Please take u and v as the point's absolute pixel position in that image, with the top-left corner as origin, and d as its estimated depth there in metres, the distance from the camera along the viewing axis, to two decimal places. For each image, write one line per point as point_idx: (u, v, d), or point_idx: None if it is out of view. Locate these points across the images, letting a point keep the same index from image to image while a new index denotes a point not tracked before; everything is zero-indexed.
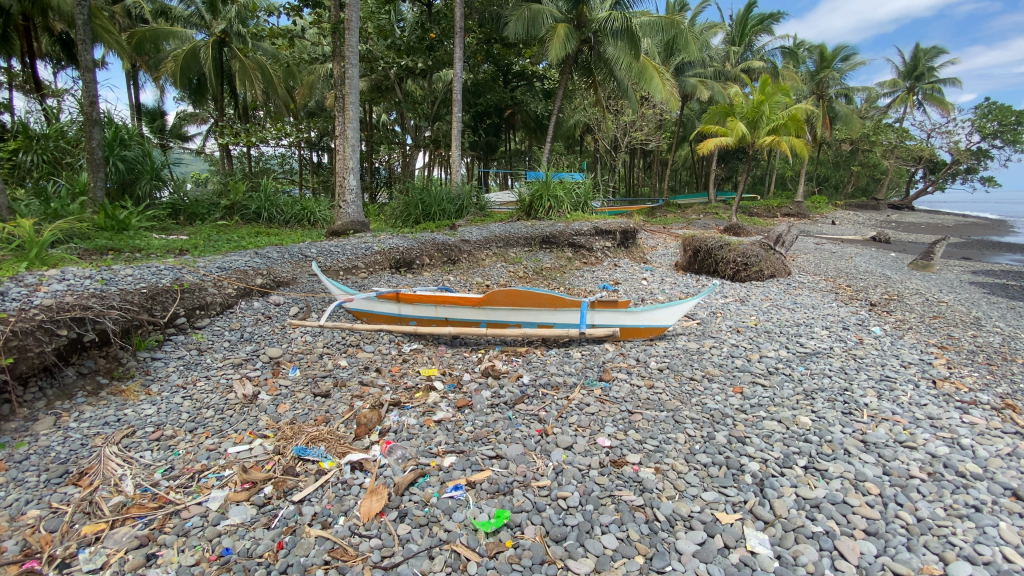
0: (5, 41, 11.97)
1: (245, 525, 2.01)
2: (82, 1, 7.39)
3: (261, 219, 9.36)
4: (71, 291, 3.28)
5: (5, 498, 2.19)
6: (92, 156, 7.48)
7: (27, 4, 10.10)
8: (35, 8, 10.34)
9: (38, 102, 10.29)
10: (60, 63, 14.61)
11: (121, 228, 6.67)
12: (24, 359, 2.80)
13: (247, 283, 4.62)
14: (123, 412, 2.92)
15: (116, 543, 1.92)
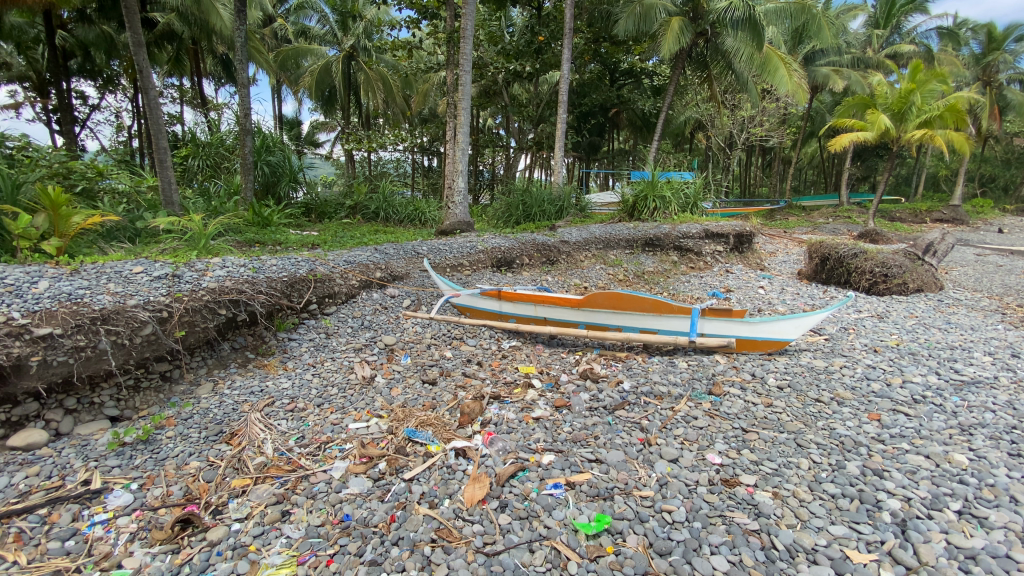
0: (179, 62, 14.23)
1: (363, 496, 2.19)
2: (239, 27, 8.55)
3: (378, 217, 10.15)
4: (229, 276, 3.80)
5: (175, 448, 2.61)
6: (244, 161, 8.51)
7: (196, 31, 11.94)
8: (202, 34, 12.17)
9: (206, 115, 12.09)
10: (221, 81, 17.04)
11: (264, 225, 7.60)
12: (192, 333, 3.30)
13: (368, 275, 5.03)
14: (265, 383, 3.33)
15: (258, 497, 2.20)
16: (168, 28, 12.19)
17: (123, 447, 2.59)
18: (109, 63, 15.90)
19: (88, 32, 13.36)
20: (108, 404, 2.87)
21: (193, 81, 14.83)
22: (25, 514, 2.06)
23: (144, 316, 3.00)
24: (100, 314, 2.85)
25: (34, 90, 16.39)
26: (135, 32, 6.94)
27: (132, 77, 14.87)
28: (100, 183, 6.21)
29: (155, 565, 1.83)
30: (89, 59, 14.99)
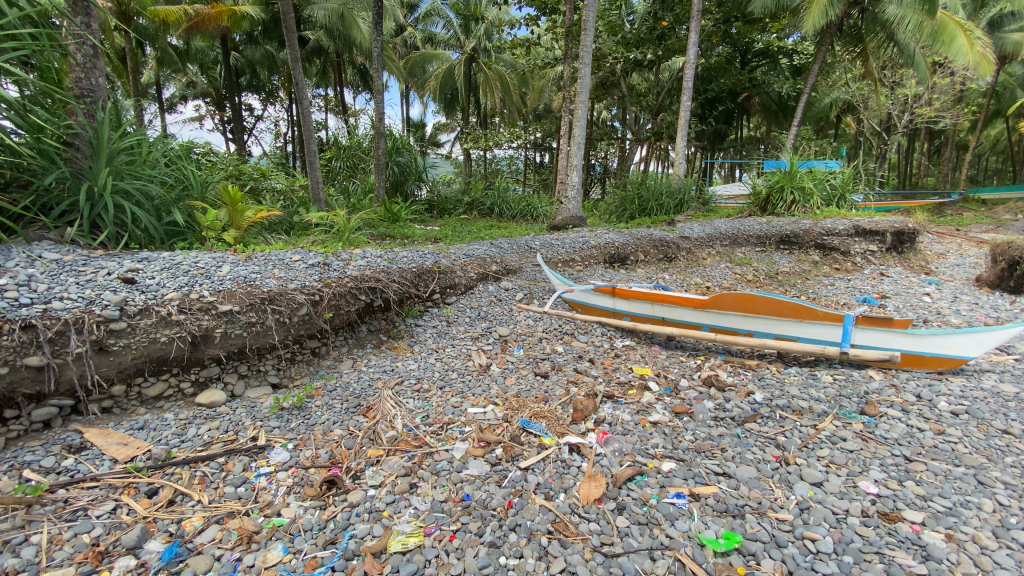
0: (326, 74, 16.02)
1: (482, 478, 2.29)
2: (376, 38, 9.36)
3: (494, 213, 10.50)
4: (368, 265, 4.18)
5: (322, 416, 2.95)
6: (377, 161, 9.33)
7: (339, 44, 13.43)
8: (345, 47, 13.62)
9: (347, 121, 13.46)
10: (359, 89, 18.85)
11: (394, 220, 8.24)
12: (338, 314, 3.70)
13: (485, 268, 5.23)
14: (395, 364, 3.63)
15: (390, 468, 2.40)
16: (318, 44, 13.97)
17: (282, 411, 2.97)
18: (270, 78, 18.41)
19: (255, 52, 15.60)
20: (270, 372, 3.33)
21: (337, 90, 16.60)
22: (208, 461, 2.45)
23: (301, 298, 3.43)
24: (268, 295, 3.31)
25: (216, 106, 19.51)
26: (293, 49, 7.95)
27: (288, 89, 17.02)
28: (263, 184, 7.19)
29: (306, 517, 2.08)
30: (256, 75, 17.48)
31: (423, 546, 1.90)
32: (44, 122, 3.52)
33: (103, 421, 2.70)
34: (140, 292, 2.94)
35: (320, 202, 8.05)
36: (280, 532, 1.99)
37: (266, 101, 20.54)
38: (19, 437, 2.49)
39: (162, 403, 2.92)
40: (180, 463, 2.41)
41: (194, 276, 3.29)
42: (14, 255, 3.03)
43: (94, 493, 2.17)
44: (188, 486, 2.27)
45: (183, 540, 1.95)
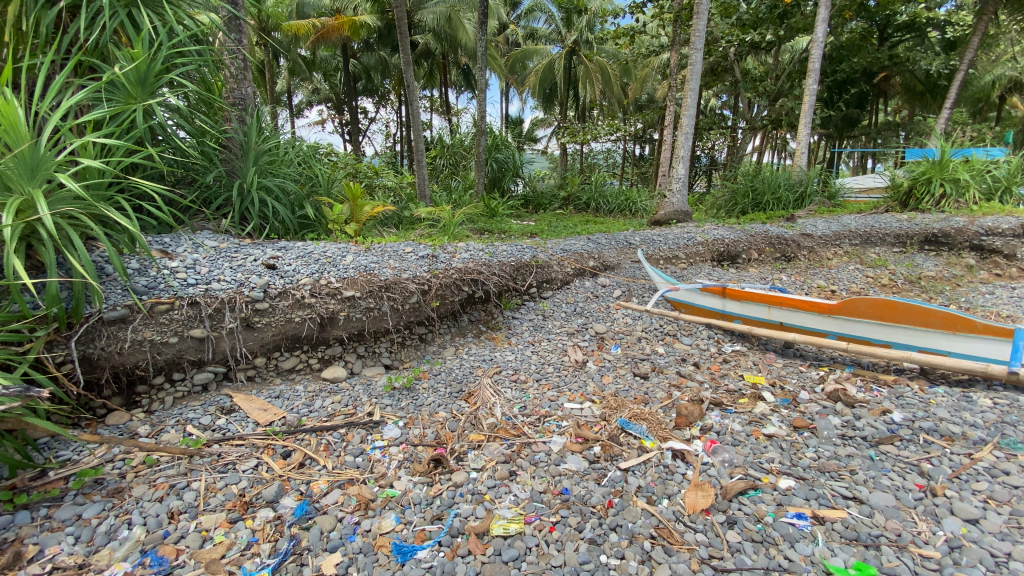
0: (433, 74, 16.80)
1: (580, 474, 2.29)
2: (480, 37, 9.63)
3: (590, 209, 10.40)
4: (471, 258, 4.34)
5: (429, 398, 3.12)
6: (478, 157, 9.62)
7: (446, 46, 14.01)
8: (451, 48, 14.18)
9: (452, 119, 14.07)
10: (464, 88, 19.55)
11: (492, 214, 8.47)
12: (444, 303, 3.89)
13: (583, 264, 5.20)
14: (494, 354, 3.74)
15: (491, 454, 2.48)
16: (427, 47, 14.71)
17: (394, 390, 3.20)
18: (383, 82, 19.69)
19: (370, 57, 17.19)
20: (384, 354, 3.60)
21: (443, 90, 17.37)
22: (331, 431, 2.71)
23: (412, 287, 3.67)
24: (384, 283, 3.58)
25: (336, 110, 21.36)
26: (405, 54, 8.46)
27: (399, 92, 18.11)
28: (376, 181, 7.74)
29: (415, 492, 2.22)
30: (370, 80, 18.81)
31: (524, 533, 1.95)
32: (205, 127, 4.09)
33: (248, 387, 3.09)
34: (279, 277, 3.32)
35: (425, 198, 8.53)
36: (393, 503, 2.15)
37: (379, 103, 22.10)
38: (184, 396, 2.94)
39: (294, 375, 3.27)
40: (308, 431, 2.69)
41: (323, 264, 3.64)
42: (183, 241, 3.56)
43: (241, 451, 2.50)
44: (315, 451, 2.53)
45: (311, 499, 2.17)
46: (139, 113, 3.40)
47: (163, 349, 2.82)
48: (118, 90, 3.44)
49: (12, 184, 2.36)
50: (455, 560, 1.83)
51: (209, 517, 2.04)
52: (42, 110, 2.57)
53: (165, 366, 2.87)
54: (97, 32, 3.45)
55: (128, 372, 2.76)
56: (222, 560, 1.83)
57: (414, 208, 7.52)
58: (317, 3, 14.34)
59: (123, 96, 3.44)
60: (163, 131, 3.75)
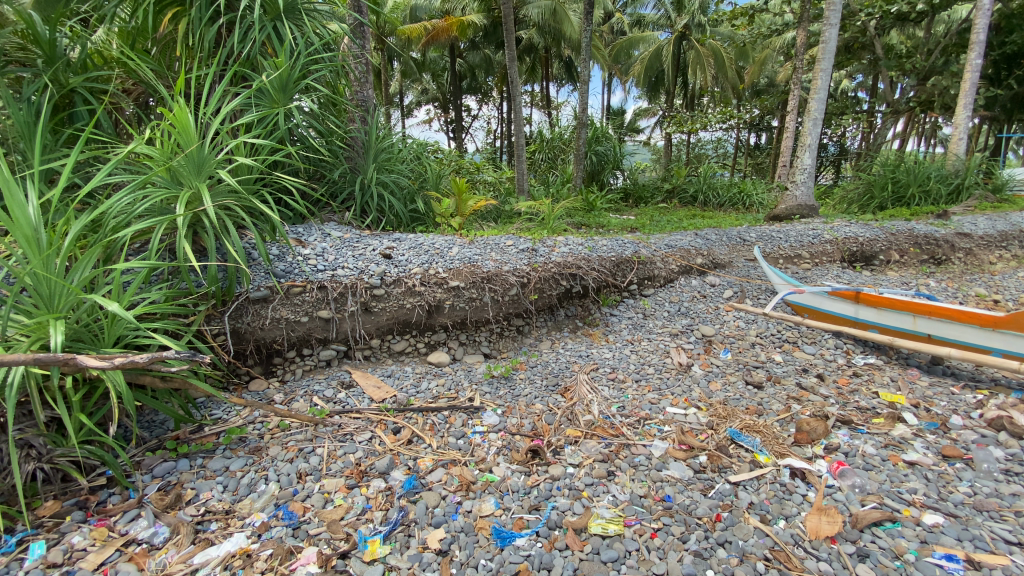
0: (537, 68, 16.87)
1: (684, 482, 2.19)
2: (585, 28, 9.48)
3: (696, 203, 9.87)
4: (571, 252, 4.30)
5: (526, 389, 3.17)
6: (577, 150, 9.50)
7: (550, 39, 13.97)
8: (555, 41, 14.11)
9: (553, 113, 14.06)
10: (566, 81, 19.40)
11: (590, 208, 8.36)
12: (543, 296, 3.92)
13: (689, 261, 4.95)
14: (591, 350, 3.70)
15: (588, 450, 2.47)
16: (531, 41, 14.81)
17: (492, 378, 3.30)
18: (486, 79, 20.17)
19: (475, 56, 17.80)
20: (483, 343, 3.71)
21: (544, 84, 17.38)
22: (436, 412, 2.86)
23: (512, 280, 3.75)
24: (487, 275, 3.70)
25: (442, 109, 22.32)
26: (509, 50, 8.60)
27: (502, 88, 18.43)
28: (477, 176, 7.97)
29: (514, 479, 2.27)
30: (475, 77, 19.37)
31: (623, 536, 1.91)
32: (334, 127, 4.48)
33: (364, 365, 3.36)
34: (394, 266, 3.55)
35: (524, 192, 8.63)
36: (493, 487, 2.22)
37: (481, 100, 22.77)
38: (311, 369, 3.27)
39: (403, 357, 3.50)
40: (415, 410, 2.86)
41: (432, 254, 3.83)
42: (313, 231, 3.95)
43: (357, 423, 2.73)
44: (421, 430, 2.69)
45: (418, 475, 2.30)
46: (281, 115, 3.82)
47: (295, 326, 3.16)
48: (264, 96, 3.89)
49: (183, 179, 2.76)
50: (553, 552, 1.85)
51: (330, 481, 2.26)
52: (206, 115, 2.99)
53: (297, 342, 3.22)
54: (249, 44, 3.92)
55: (267, 345, 3.13)
56: (342, 521, 2.01)
57: (514, 203, 7.63)
58: (429, 7, 15.09)
59: (269, 101, 3.88)
60: (299, 132, 4.18)
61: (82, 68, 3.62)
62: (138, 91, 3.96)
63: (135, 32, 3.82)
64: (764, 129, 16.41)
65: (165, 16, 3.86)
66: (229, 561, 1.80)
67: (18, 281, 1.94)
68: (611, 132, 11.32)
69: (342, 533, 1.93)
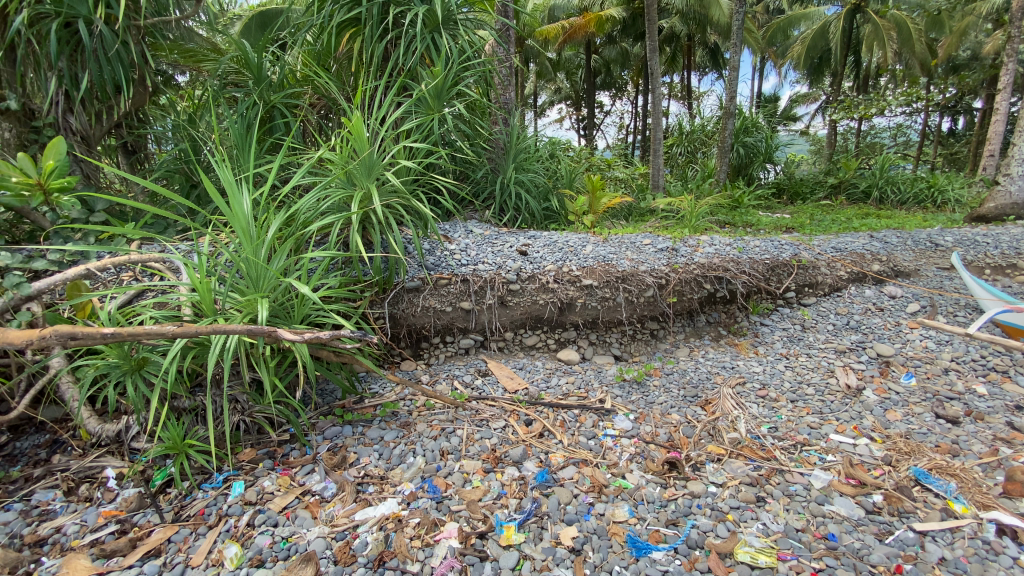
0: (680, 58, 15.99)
1: (852, 522, 1.95)
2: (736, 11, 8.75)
3: (868, 200, 8.56)
4: (717, 252, 3.99)
5: (661, 396, 3.03)
6: (723, 143, 8.81)
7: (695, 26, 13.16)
8: (700, 27, 13.27)
9: (695, 104, 13.23)
10: (712, 69, 18.12)
11: (735, 206, 7.72)
12: (681, 299, 3.71)
13: (862, 267, 4.33)
14: (737, 362, 3.42)
15: (733, 471, 2.30)
16: (674, 29, 14.15)
17: (624, 382, 3.20)
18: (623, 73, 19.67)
19: (612, 51, 17.46)
20: (614, 344, 3.64)
21: (687, 75, 16.42)
22: (567, 409, 2.87)
23: (649, 280, 3.61)
24: (622, 274, 3.60)
25: (575, 106, 22.29)
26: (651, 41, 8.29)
27: (639, 81, 17.81)
28: (611, 173, 7.84)
29: (649, 489, 2.20)
30: (611, 72, 19.01)
31: (776, 570, 1.74)
32: (481, 129, 4.72)
33: (498, 357, 3.51)
34: (529, 263, 3.63)
35: (660, 188, 8.28)
36: (626, 494, 2.17)
37: (617, 94, 22.25)
38: (452, 356, 3.51)
39: (534, 352, 3.58)
40: (546, 405, 2.91)
41: (567, 252, 3.84)
42: (459, 228, 4.21)
43: (493, 411, 2.85)
44: (552, 425, 2.72)
45: (550, 469, 2.34)
46: (436, 120, 4.13)
47: (440, 315, 3.41)
48: (422, 103, 4.23)
49: (357, 180, 3.13)
50: (693, 573, 1.75)
51: (468, 462, 2.40)
52: (375, 122, 3.35)
53: (441, 329, 3.47)
54: (410, 55, 4.31)
55: (417, 331, 3.43)
56: (480, 502, 2.12)
57: (650, 199, 7.35)
58: (567, 5, 15.16)
59: (426, 107, 4.22)
60: (450, 134, 4.48)
61: (281, 87, 4.29)
62: (321, 105, 4.61)
63: (320, 53, 4.41)
64: (965, 111, 13.65)
65: (344, 37, 4.45)
66: (384, 522, 2.00)
67: (236, 266, 2.39)
68: (764, 121, 10.31)
69: (480, 514, 2.04)
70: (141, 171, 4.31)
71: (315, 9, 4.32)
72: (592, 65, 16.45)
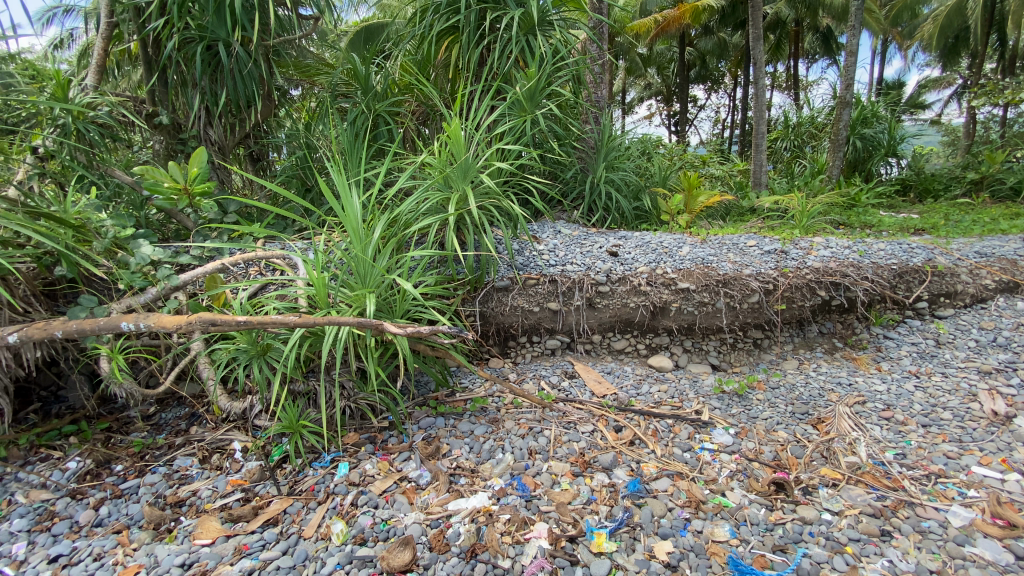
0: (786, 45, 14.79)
1: (1001, 569, 1.72)
2: None
3: (1020, 197, 7.36)
4: (834, 256, 3.63)
5: (764, 411, 2.83)
6: (837, 136, 8.02)
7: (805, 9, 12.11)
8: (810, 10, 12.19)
9: (803, 95, 12.18)
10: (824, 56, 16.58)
11: (850, 205, 6.98)
12: (790, 307, 3.45)
13: (1015, 276, 3.78)
14: (854, 378, 3.11)
15: (851, 498, 2.10)
16: (780, 14, 13.14)
17: (723, 394, 3.02)
18: (720, 64, 18.61)
19: (708, 42, 16.59)
20: (711, 353, 3.48)
21: (793, 63, 15.16)
22: (659, 419, 2.77)
23: (754, 285, 3.38)
24: (723, 278, 3.40)
25: (666, 102, 21.43)
26: (755, 28, 7.75)
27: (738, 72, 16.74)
28: (707, 170, 7.44)
29: (752, 510, 2.06)
30: (706, 64, 18.07)
31: None
32: (572, 129, 4.69)
33: (585, 359, 3.47)
34: (620, 264, 3.54)
35: (761, 186, 7.70)
36: (726, 513, 2.05)
37: (712, 87, 21.06)
38: (539, 356, 3.53)
39: (623, 356, 3.51)
40: (637, 412, 2.82)
41: (661, 253, 3.69)
42: (547, 228, 4.21)
43: (581, 414, 2.83)
44: (644, 434, 2.64)
45: (642, 479, 2.27)
46: (529, 121, 4.17)
47: (529, 315, 3.44)
48: (516, 105, 4.29)
49: (453, 183, 3.24)
50: None
51: (557, 464, 2.40)
52: (470, 126, 3.45)
53: (529, 329, 3.50)
54: (505, 59, 4.39)
55: (505, 329, 3.48)
56: (569, 505, 2.11)
57: (751, 198, 6.86)
58: None
59: (519, 109, 4.27)
60: (543, 136, 4.50)
61: (385, 95, 4.56)
62: (420, 111, 4.85)
63: (420, 62, 4.63)
64: None
65: (443, 45, 4.63)
66: (476, 515, 2.06)
67: (346, 264, 2.58)
68: (886, 110, 9.24)
69: (570, 517, 2.03)
70: (263, 176, 4.79)
71: (417, 20, 4.55)
72: (686, 58, 15.74)
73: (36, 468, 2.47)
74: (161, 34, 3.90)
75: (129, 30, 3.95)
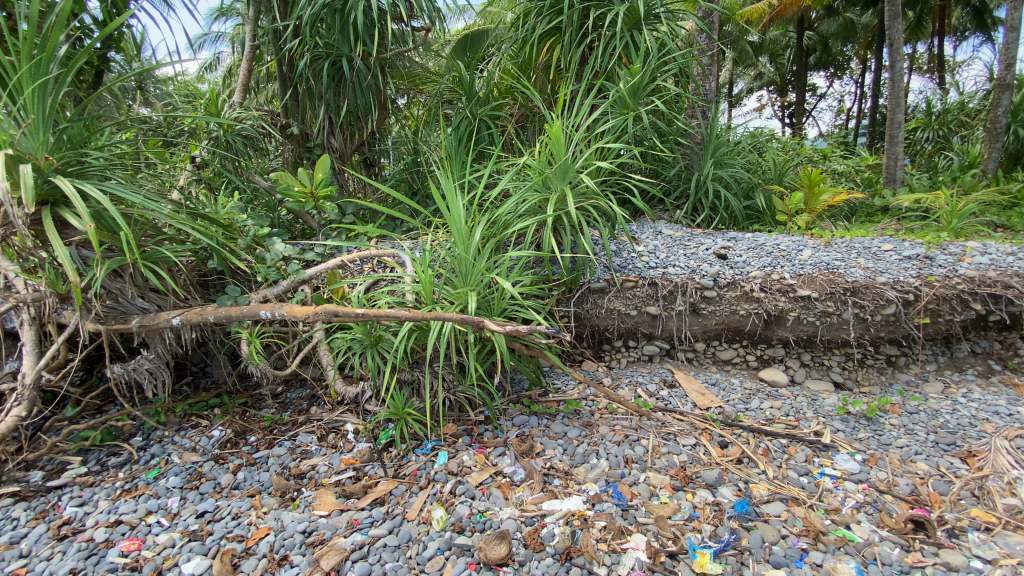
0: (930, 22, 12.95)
1: None
2: None
3: None
4: (993, 264, 3.12)
5: (899, 438, 2.52)
6: (994, 124, 6.82)
7: None
8: None
9: (950, 77, 10.59)
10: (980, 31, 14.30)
11: (1013, 203, 5.93)
12: (934, 322, 3.09)
13: None
14: (1017, 408, 2.71)
15: (1011, 547, 1.80)
16: None
17: (848, 415, 2.74)
18: (845, 48, 16.78)
19: (831, 25, 15.05)
20: (834, 369, 3.19)
21: (938, 41, 13.26)
22: (771, 437, 2.56)
23: (890, 295, 3.00)
24: (852, 286, 3.05)
25: (779, 92, 19.72)
26: (892, 4, 6.88)
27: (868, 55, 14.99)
28: (827, 166, 6.75)
29: (884, 548, 1.84)
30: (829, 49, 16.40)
31: None
32: (676, 125, 4.50)
33: (687, 368, 3.33)
34: (729, 267, 3.30)
35: (896, 183, 6.76)
36: (852, 548, 1.85)
37: (836, 73, 19.04)
38: (635, 361, 3.44)
39: (730, 367, 3.32)
40: (745, 428, 2.63)
41: (776, 257, 3.40)
42: (647, 228, 4.05)
43: (682, 426, 2.70)
44: (753, 452, 2.46)
45: (751, 501, 2.12)
46: (632, 119, 4.06)
47: (627, 319, 3.35)
48: (618, 103, 4.21)
49: (553, 183, 3.26)
50: None
51: (655, 475, 2.31)
52: (571, 126, 3.43)
53: (625, 333, 3.43)
54: (608, 56, 4.32)
55: (600, 332, 3.43)
56: (669, 520, 2.03)
57: (881, 196, 6.10)
58: None
59: (622, 107, 4.17)
60: (646, 133, 4.36)
61: (488, 100, 4.70)
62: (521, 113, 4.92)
63: (522, 64, 4.70)
64: None
65: (545, 46, 4.66)
66: (570, 518, 2.06)
67: (450, 263, 2.69)
68: None
69: (670, 532, 1.95)
70: (376, 178, 5.15)
71: (521, 23, 4.63)
72: (803, 44, 14.40)
73: (188, 434, 2.88)
74: (293, 53, 4.35)
75: (268, 51, 4.45)
